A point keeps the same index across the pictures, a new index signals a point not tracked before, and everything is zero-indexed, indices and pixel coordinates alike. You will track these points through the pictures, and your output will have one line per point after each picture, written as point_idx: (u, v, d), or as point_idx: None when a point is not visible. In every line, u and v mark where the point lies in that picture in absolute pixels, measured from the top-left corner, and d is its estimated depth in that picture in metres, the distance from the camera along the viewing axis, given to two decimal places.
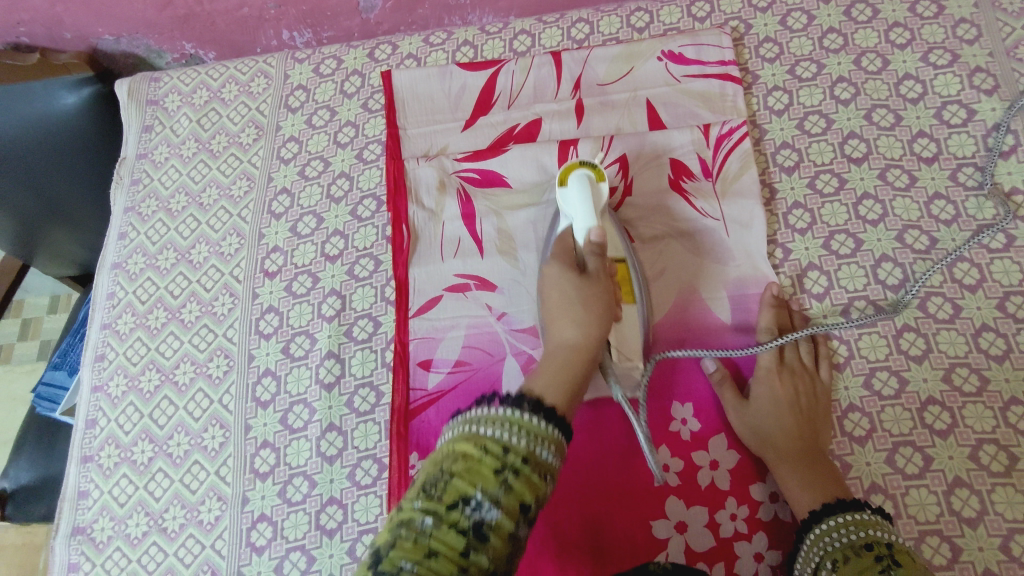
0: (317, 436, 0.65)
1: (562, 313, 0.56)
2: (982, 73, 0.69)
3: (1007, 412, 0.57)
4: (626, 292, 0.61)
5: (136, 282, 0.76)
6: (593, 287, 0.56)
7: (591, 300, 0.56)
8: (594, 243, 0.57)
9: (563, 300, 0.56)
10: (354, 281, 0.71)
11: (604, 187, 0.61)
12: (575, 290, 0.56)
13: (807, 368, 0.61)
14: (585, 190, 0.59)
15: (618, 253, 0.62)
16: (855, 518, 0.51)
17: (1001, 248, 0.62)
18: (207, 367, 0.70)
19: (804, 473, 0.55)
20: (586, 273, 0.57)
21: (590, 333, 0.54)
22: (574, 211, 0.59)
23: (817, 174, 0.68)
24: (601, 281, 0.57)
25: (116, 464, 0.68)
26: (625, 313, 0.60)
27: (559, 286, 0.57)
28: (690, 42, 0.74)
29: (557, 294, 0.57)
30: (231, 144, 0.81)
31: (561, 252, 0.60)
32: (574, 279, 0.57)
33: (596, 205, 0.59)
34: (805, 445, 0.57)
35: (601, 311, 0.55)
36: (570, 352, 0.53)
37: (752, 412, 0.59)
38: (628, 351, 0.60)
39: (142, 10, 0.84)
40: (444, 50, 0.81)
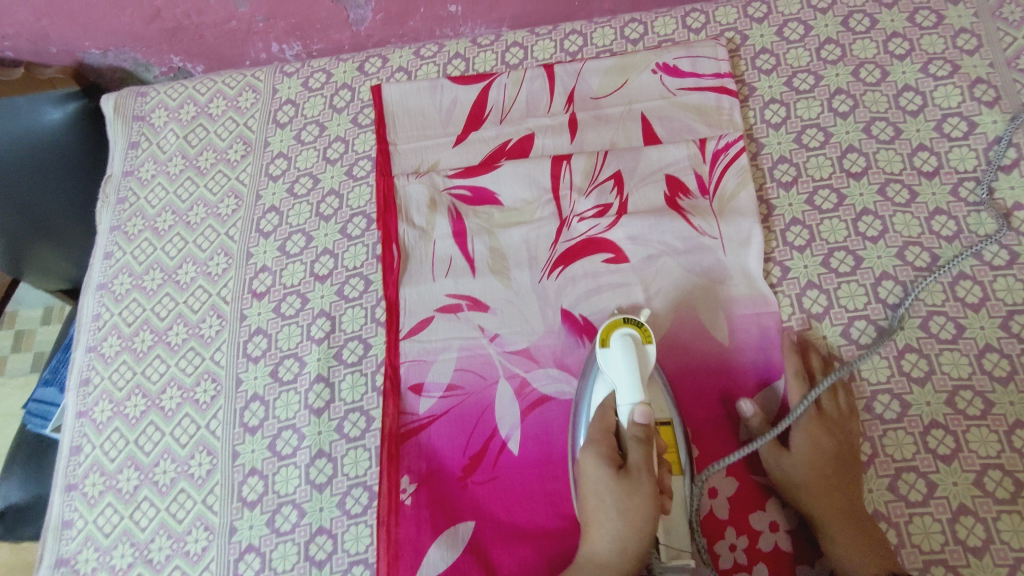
0: (306, 463, 0.64)
1: (599, 515, 0.52)
2: (983, 84, 0.67)
3: (1013, 436, 0.56)
4: (673, 466, 0.55)
5: (122, 303, 0.75)
6: (636, 500, 0.51)
7: (632, 514, 0.51)
8: (639, 426, 0.52)
9: (600, 505, 0.52)
10: (343, 302, 0.69)
11: (652, 350, 0.55)
12: (614, 496, 0.52)
13: (840, 416, 0.57)
14: (631, 358, 0.54)
15: (665, 416, 0.56)
16: None
17: (1004, 265, 0.61)
18: (194, 391, 0.69)
19: (843, 533, 0.53)
20: (627, 470, 0.52)
21: (626, 548, 0.51)
22: (616, 378, 0.54)
23: (816, 189, 0.66)
24: (645, 481, 0.51)
25: (101, 493, 0.67)
26: (674, 497, 0.54)
27: (597, 485, 0.53)
28: (684, 54, 0.72)
29: (594, 491, 0.53)
30: (219, 160, 0.79)
31: (600, 435, 0.54)
32: (613, 479, 0.52)
33: (642, 375, 0.54)
34: (843, 501, 0.54)
35: (641, 530, 0.51)
36: (602, 567, 0.51)
37: (789, 464, 0.56)
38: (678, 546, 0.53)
39: (129, 24, 0.83)
40: (435, 63, 0.79)
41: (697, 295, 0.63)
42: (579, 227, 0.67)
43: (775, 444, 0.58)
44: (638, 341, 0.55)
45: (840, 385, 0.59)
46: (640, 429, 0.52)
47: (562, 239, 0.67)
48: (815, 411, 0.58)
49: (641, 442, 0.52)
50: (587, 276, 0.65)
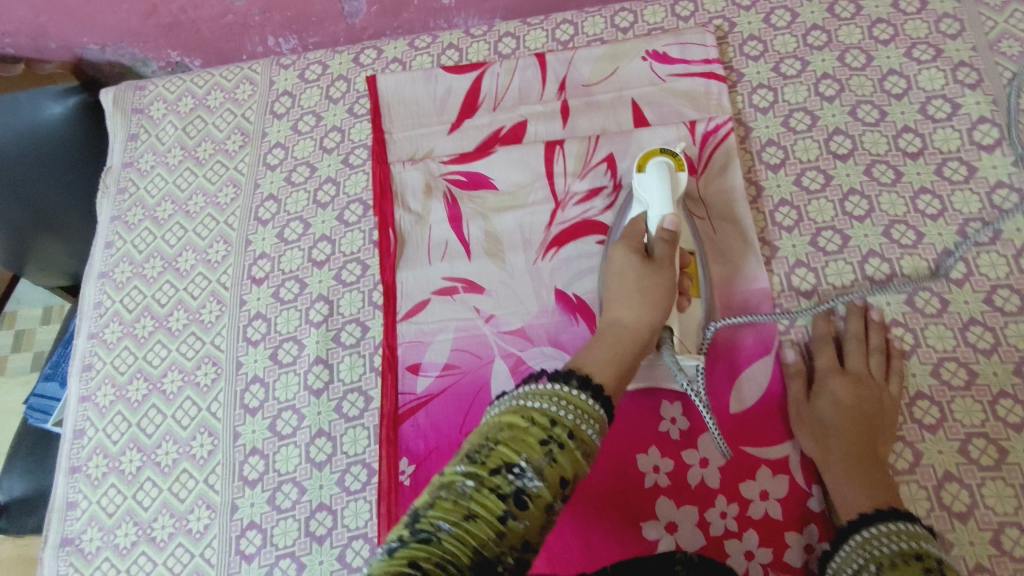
0: (306, 443, 0.65)
1: (621, 290, 0.56)
2: (966, 67, 0.69)
3: (997, 405, 0.57)
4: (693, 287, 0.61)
5: (123, 290, 0.76)
6: (656, 273, 0.55)
7: (649, 288, 0.55)
8: (666, 230, 0.58)
9: (621, 287, 0.56)
10: (341, 286, 0.70)
11: (683, 177, 0.61)
12: (637, 274, 0.56)
13: (874, 376, 0.58)
14: (664, 175, 0.60)
15: (690, 246, 0.62)
16: (904, 528, 0.49)
17: (987, 241, 0.62)
18: (194, 375, 0.70)
19: (853, 474, 0.54)
20: (653, 258, 0.57)
21: (647, 314, 0.54)
22: (649, 196, 0.59)
23: (803, 171, 0.68)
24: (665, 269, 0.56)
25: (104, 474, 0.68)
26: (691, 305, 0.61)
27: (621, 265, 0.57)
28: (674, 42, 0.74)
29: (618, 269, 0.57)
30: (217, 151, 0.81)
31: (629, 236, 0.59)
32: (637, 264, 0.56)
33: (671, 193, 0.59)
34: (863, 449, 0.55)
35: (657, 308, 0.54)
36: (620, 329, 0.54)
37: (813, 408, 0.58)
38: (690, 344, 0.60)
39: (126, 19, 0.84)
40: (429, 54, 0.81)
41: None
42: (573, 209, 0.68)
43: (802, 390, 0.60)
44: (672, 168, 0.61)
45: (879, 348, 0.60)
46: (667, 232, 0.58)
47: (556, 221, 0.68)
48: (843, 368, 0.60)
49: (669, 240, 0.57)
50: (580, 257, 0.66)
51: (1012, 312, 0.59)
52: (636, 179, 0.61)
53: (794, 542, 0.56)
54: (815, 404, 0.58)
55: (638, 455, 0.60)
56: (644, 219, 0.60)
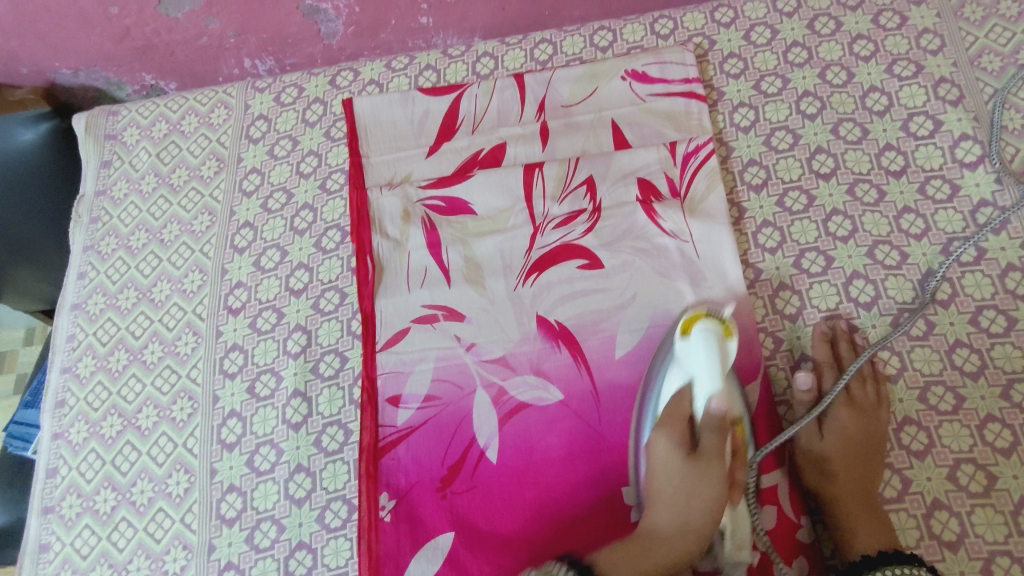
0: (285, 479, 0.63)
1: (662, 503, 0.53)
2: (947, 83, 0.68)
3: (984, 429, 0.56)
4: (741, 462, 0.55)
5: (96, 323, 0.74)
6: (705, 477, 0.52)
7: (698, 496, 0.52)
8: (713, 416, 0.53)
9: (668, 485, 0.53)
10: (319, 315, 0.69)
11: (732, 346, 0.56)
12: (684, 475, 0.53)
13: (869, 399, 0.58)
14: (712, 347, 0.54)
15: (736, 413, 0.56)
16: (909, 574, 0.50)
17: (972, 261, 0.61)
18: (170, 410, 0.68)
19: (861, 516, 0.54)
20: (699, 453, 0.53)
21: (690, 523, 0.52)
22: (695, 367, 0.54)
23: (786, 191, 0.67)
24: (714, 466, 0.52)
25: (78, 515, 0.66)
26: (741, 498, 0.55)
27: (665, 456, 0.54)
28: (653, 61, 0.73)
29: (660, 466, 0.54)
30: (192, 177, 0.79)
31: (672, 420, 0.54)
32: (682, 458, 0.53)
33: (721, 369, 0.54)
34: (866, 485, 0.55)
35: (704, 510, 0.52)
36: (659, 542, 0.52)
37: (822, 445, 0.58)
38: (739, 540, 0.54)
39: (99, 44, 0.82)
40: (407, 75, 0.79)
41: (671, 296, 0.63)
42: (553, 233, 0.67)
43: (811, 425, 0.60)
44: (719, 337, 0.55)
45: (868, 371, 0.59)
46: (715, 419, 0.53)
47: (537, 246, 0.67)
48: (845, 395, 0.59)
49: (717, 428, 0.53)
50: (561, 282, 0.65)
51: (998, 334, 0.59)
52: (678, 345, 0.56)
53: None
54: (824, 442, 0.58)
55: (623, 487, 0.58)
56: (688, 396, 0.55)
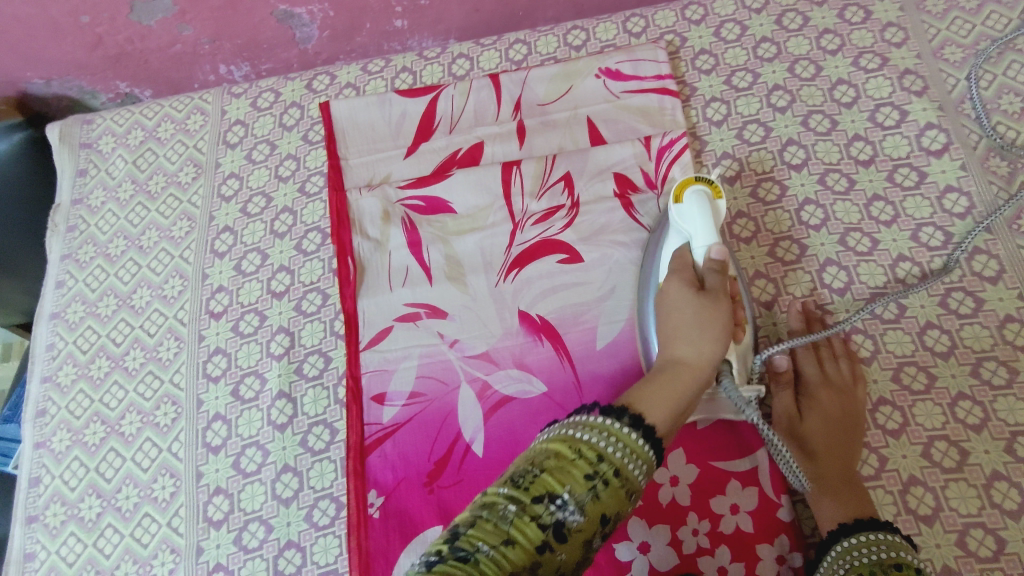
0: (271, 479, 0.63)
1: (677, 333, 0.54)
2: (911, 74, 0.70)
3: (956, 407, 0.58)
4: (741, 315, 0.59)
5: (76, 331, 0.74)
6: (714, 306, 0.54)
7: (711, 320, 0.53)
8: (714, 260, 0.55)
9: (681, 318, 0.54)
10: (302, 317, 0.69)
11: (721, 204, 0.58)
12: (695, 308, 0.54)
13: (847, 380, 0.59)
14: (705, 206, 0.57)
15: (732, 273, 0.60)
16: (887, 538, 0.50)
17: (940, 245, 0.63)
18: (153, 416, 0.68)
19: (842, 491, 0.54)
20: (706, 290, 0.55)
21: (710, 349, 0.52)
22: (691, 226, 0.57)
23: (759, 182, 0.68)
24: (722, 300, 0.54)
25: (63, 523, 0.65)
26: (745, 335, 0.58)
27: (675, 297, 0.55)
28: (626, 59, 0.74)
29: (673, 307, 0.55)
30: (170, 184, 0.79)
31: (678, 267, 0.57)
32: (691, 295, 0.55)
33: (712, 223, 0.57)
34: (847, 464, 0.56)
35: (718, 343, 0.53)
36: (683, 363, 0.52)
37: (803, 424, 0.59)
38: (746, 373, 0.58)
39: (72, 53, 0.82)
40: (383, 78, 0.80)
41: None
42: (531, 230, 0.68)
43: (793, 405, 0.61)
44: (710, 196, 0.58)
45: (843, 352, 0.61)
46: (716, 262, 0.55)
47: (516, 242, 0.68)
48: (823, 377, 0.60)
49: (719, 269, 0.55)
50: (542, 277, 0.66)
51: (966, 315, 0.60)
52: (672, 210, 0.59)
53: (766, 555, 0.56)
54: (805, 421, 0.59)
55: None
56: (688, 252, 0.58)
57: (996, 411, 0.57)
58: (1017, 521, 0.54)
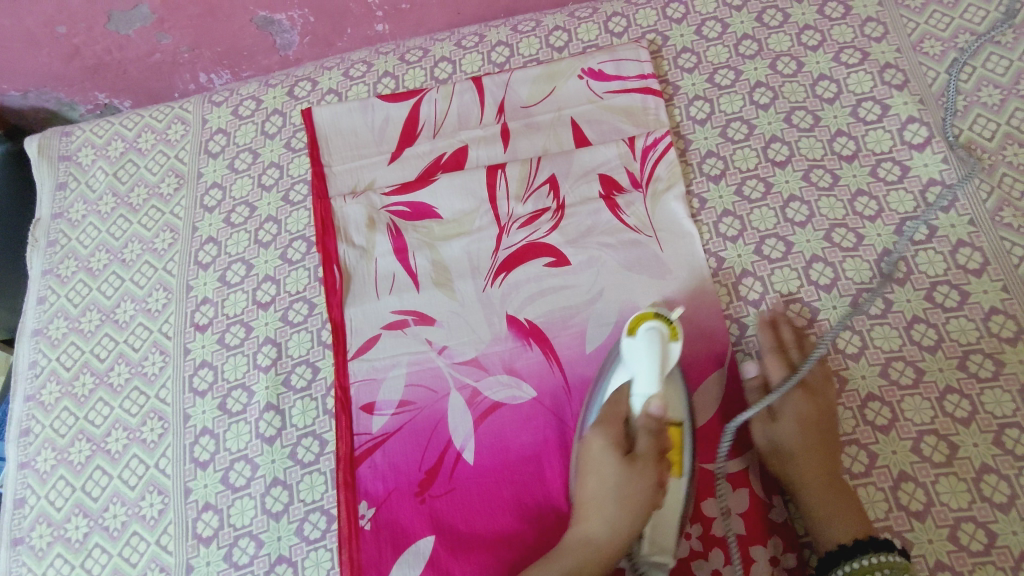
0: (261, 493, 0.63)
1: (595, 500, 0.55)
2: (892, 68, 0.71)
3: (944, 401, 0.58)
4: (675, 466, 0.55)
5: (59, 347, 0.73)
6: (634, 482, 0.55)
7: (628, 498, 0.54)
8: (652, 419, 0.54)
9: (602, 487, 0.55)
10: (288, 327, 0.69)
11: (676, 348, 0.55)
12: (616, 474, 0.55)
13: (819, 381, 0.59)
14: (655, 349, 0.54)
15: (677, 417, 0.56)
16: (886, 560, 0.51)
17: (924, 239, 0.63)
18: (140, 431, 0.67)
19: (835, 499, 0.55)
20: (635, 456, 0.55)
21: (618, 532, 0.54)
22: (636, 367, 0.54)
23: (744, 180, 0.68)
24: (648, 469, 0.55)
25: (49, 544, 0.65)
26: (666, 498, 0.55)
27: (598, 455, 0.56)
28: (608, 59, 0.74)
29: (594, 465, 0.56)
30: (151, 195, 0.78)
31: (611, 418, 0.56)
32: (614, 458, 0.55)
33: (662, 369, 0.54)
34: (834, 468, 0.56)
35: (627, 527, 0.54)
36: (592, 548, 0.53)
37: (778, 430, 0.58)
38: (661, 545, 0.55)
39: (48, 64, 0.81)
40: (365, 83, 0.79)
41: (638, 287, 0.64)
42: (518, 233, 0.68)
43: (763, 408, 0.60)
44: (665, 337, 0.55)
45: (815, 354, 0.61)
46: (649, 420, 0.54)
47: (503, 247, 0.67)
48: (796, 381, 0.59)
49: (653, 432, 0.55)
50: (529, 281, 0.66)
51: (952, 308, 0.61)
52: (625, 344, 0.56)
53: (759, 556, 0.55)
54: (778, 425, 0.58)
55: None
56: (628, 395, 0.56)
57: (984, 404, 0.57)
58: (1007, 514, 0.54)
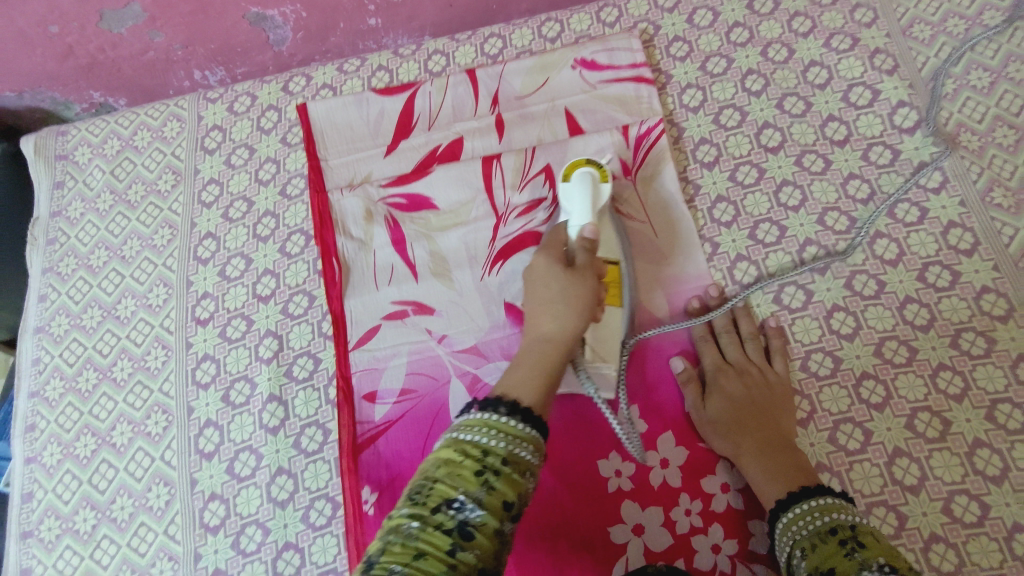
0: (266, 483, 0.63)
1: (545, 304, 0.54)
2: (882, 54, 0.71)
3: (937, 378, 0.59)
4: (612, 296, 0.60)
5: (61, 344, 0.73)
6: (579, 285, 0.54)
7: (576, 298, 0.54)
8: (586, 240, 0.56)
9: (547, 292, 0.55)
10: (289, 319, 0.69)
11: (607, 188, 0.60)
12: (561, 283, 0.54)
13: (755, 364, 0.62)
14: (587, 189, 0.59)
15: (612, 255, 0.61)
16: (820, 504, 0.51)
17: (916, 221, 0.64)
18: (144, 425, 0.68)
19: (763, 462, 0.56)
20: (574, 266, 0.56)
21: (568, 328, 0.53)
22: (570, 207, 0.59)
23: (737, 166, 0.69)
24: (589, 278, 0.55)
25: (57, 537, 0.65)
26: (605, 320, 0.59)
27: (543, 274, 0.56)
28: (601, 49, 0.75)
29: (542, 281, 0.55)
30: (149, 192, 0.79)
31: (550, 245, 0.58)
32: (559, 272, 0.55)
33: (594, 206, 0.59)
34: (771, 436, 0.57)
35: (578, 319, 0.53)
36: (545, 342, 0.53)
37: (710, 407, 0.60)
38: (603, 355, 0.59)
39: (42, 64, 0.81)
40: (359, 77, 0.80)
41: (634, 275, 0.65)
42: (514, 222, 0.68)
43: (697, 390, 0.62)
44: (596, 180, 0.60)
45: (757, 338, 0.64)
46: (587, 242, 0.56)
47: (499, 236, 0.68)
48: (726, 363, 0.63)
49: (589, 248, 0.56)
50: (527, 269, 0.67)
51: (944, 288, 0.61)
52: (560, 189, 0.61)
53: (758, 530, 0.57)
54: (709, 404, 0.60)
55: (600, 461, 0.60)
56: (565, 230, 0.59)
57: (976, 380, 0.58)
58: (1000, 486, 0.55)
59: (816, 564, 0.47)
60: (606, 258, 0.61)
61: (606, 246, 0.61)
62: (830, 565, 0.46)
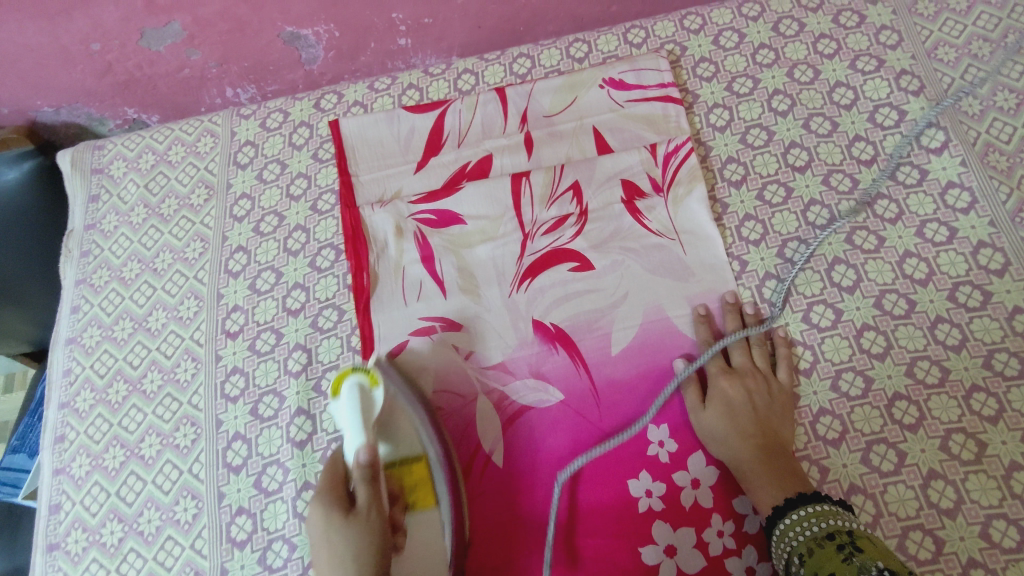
0: (292, 498, 0.63)
1: (330, 562, 0.52)
2: (908, 75, 0.72)
3: (971, 399, 0.58)
4: (423, 498, 0.59)
5: (93, 355, 0.74)
6: (363, 536, 0.52)
7: (365, 560, 0.52)
8: (362, 465, 0.54)
9: (335, 550, 0.52)
10: (318, 333, 0.70)
11: (379, 394, 0.59)
12: (343, 533, 0.52)
13: (761, 371, 0.62)
14: (355, 405, 0.57)
15: (416, 453, 0.60)
16: (815, 510, 0.53)
17: (945, 241, 0.64)
18: (173, 437, 0.68)
19: (763, 466, 0.57)
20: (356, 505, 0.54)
21: None
22: (344, 427, 0.58)
23: (765, 185, 0.69)
24: (372, 517, 0.53)
25: (84, 549, 0.66)
26: (410, 537, 0.57)
27: (323, 530, 0.53)
28: (628, 69, 0.76)
29: (323, 541, 0.53)
30: (182, 207, 0.80)
31: (330, 481, 0.56)
32: (339, 518, 0.53)
33: (367, 420, 0.57)
34: (765, 442, 0.58)
35: (373, 563, 0.52)
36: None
37: (706, 413, 0.61)
38: None
39: (81, 80, 0.83)
40: (389, 95, 0.81)
41: (662, 291, 0.66)
42: (543, 239, 0.69)
43: (695, 396, 0.62)
44: (366, 388, 0.59)
45: (781, 343, 0.63)
46: (366, 467, 0.55)
47: (528, 252, 0.69)
48: (727, 365, 0.63)
49: (367, 478, 0.54)
50: (555, 286, 0.67)
51: (975, 308, 0.61)
52: (332, 408, 0.59)
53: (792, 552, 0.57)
54: (706, 410, 0.61)
55: (629, 480, 0.60)
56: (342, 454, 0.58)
57: (1011, 402, 0.58)
58: None
59: (814, 570, 0.50)
60: (407, 458, 0.60)
61: (404, 443, 0.60)
62: (828, 569, 0.49)
